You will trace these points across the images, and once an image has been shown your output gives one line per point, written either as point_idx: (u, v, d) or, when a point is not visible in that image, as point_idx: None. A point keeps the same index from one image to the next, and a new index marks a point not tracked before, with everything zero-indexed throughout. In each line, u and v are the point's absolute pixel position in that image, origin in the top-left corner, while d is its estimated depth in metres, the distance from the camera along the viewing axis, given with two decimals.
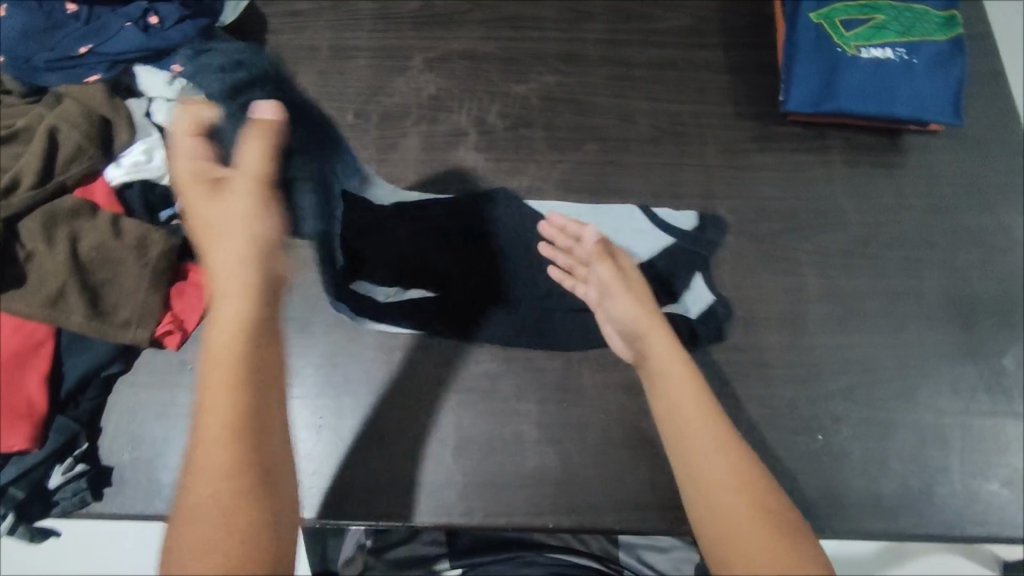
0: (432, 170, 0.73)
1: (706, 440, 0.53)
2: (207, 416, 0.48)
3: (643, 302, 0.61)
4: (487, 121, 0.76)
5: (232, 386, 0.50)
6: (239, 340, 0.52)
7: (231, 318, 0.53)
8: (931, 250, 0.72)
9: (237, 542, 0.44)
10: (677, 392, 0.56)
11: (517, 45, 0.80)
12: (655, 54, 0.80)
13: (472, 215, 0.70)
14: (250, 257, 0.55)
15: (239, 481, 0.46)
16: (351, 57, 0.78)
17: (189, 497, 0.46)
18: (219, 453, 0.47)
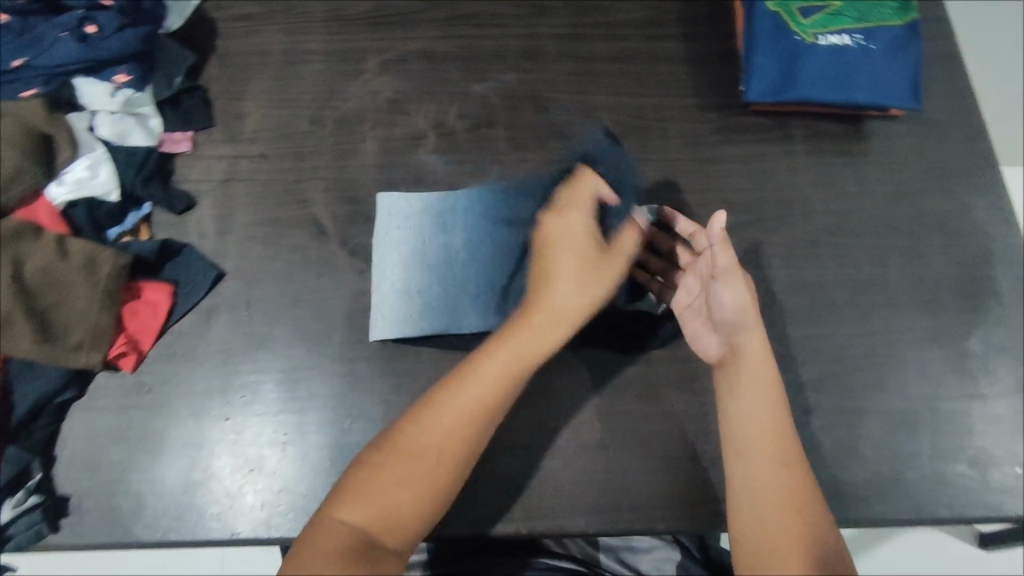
0: (393, 176, 0.72)
1: (766, 436, 0.55)
2: (465, 412, 0.53)
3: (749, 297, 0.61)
4: (446, 122, 0.75)
5: (494, 397, 0.54)
6: (526, 355, 0.55)
7: (532, 331, 0.56)
8: (896, 235, 0.72)
9: (400, 502, 0.51)
10: (749, 385, 0.57)
11: (475, 43, 0.78)
12: (616, 47, 0.79)
13: (436, 216, 0.69)
14: (586, 270, 0.59)
15: (425, 467, 0.52)
16: (303, 62, 0.76)
17: (389, 462, 0.52)
18: (468, 437, 0.53)
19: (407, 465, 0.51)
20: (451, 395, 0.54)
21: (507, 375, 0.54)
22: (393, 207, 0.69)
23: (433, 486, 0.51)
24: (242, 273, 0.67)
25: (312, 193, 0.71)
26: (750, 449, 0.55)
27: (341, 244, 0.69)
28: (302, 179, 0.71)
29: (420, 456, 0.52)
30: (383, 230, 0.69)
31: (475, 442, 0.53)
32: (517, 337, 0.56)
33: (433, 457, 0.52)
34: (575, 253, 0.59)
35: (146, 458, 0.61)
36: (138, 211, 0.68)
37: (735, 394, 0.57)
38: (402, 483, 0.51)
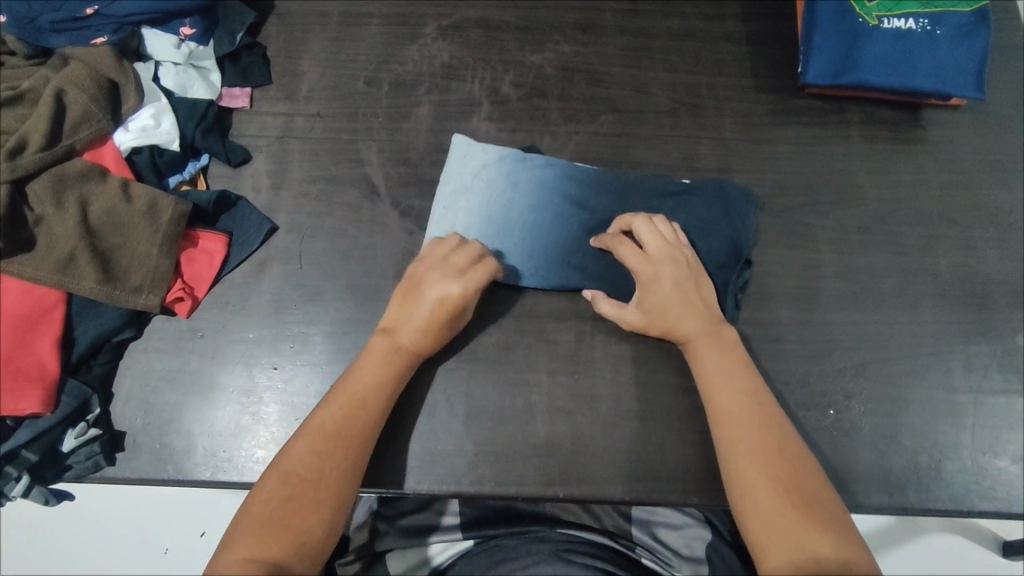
0: (446, 141, 0.72)
1: (739, 407, 0.55)
2: (334, 429, 0.53)
3: (648, 305, 0.60)
4: (500, 91, 0.75)
5: (359, 415, 0.54)
6: (382, 382, 0.57)
7: (391, 359, 0.58)
8: (950, 227, 0.71)
9: (301, 511, 0.49)
10: (702, 332, 0.59)
11: (532, 14, 0.78)
12: (673, 23, 0.79)
13: (506, 161, 0.68)
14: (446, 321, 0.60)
15: (308, 491, 0.50)
16: (361, 24, 0.77)
17: (273, 478, 0.50)
18: (343, 455, 0.52)
19: (286, 488, 0.49)
20: (317, 419, 0.54)
21: (364, 400, 0.55)
22: (469, 150, 0.69)
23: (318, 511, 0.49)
24: (295, 228, 0.69)
25: (365, 153, 0.71)
26: (724, 403, 0.55)
27: (392, 205, 0.69)
28: (356, 140, 0.72)
29: (297, 480, 0.50)
30: (455, 170, 0.69)
31: (349, 460, 0.52)
32: (371, 372, 0.57)
33: (314, 478, 0.50)
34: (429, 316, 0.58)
35: (197, 400, 0.63)
36: (197, 161, 0.69)
37: (699, 356, 0.58)
38: (295, 508, 0.49)
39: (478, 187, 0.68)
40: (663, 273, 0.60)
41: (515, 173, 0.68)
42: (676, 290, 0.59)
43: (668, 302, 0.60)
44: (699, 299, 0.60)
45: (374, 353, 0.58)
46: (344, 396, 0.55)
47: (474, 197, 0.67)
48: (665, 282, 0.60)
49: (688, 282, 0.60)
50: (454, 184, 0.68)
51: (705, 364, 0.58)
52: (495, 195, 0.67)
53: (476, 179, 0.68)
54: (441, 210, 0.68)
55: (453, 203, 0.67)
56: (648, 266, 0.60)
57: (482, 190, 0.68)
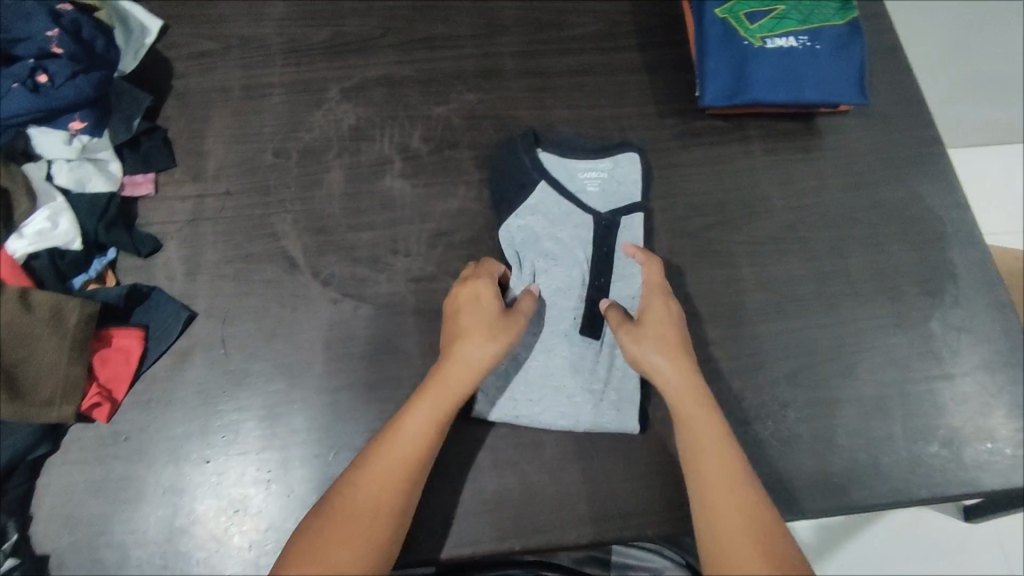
0: (361, 204, 0.71)
1: (716, 472, 0.54)
2: (403, 453, 0.54)
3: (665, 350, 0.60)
4: (410, 146, 0.75)
5: (428, 433, 0.55)
6: (462, 384, 0.57)
7: (445, 386, 0.57)
8: (855, 227, 0.74)
9: (362, 538, 0.50)
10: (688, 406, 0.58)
11: (433, 66, 0.79)
12: (573, 60, 0.81)
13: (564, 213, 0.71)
14: (485, 330, 0.58)
15: (363, 522, 0.51)
16: (263, 96, 0.76)
17: (335, 510, 0.51)
18: (407, 475, 0.53)
19: (347, 519, 0.51)
20: (388, 443, 0.54)
21: (444, 398, 0.56)
22: (630, 403, 0.65)
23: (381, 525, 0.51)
24: (214, 312, 0.67)
25: (279, 226, 0.70)
26: (705, 479, 0.54)
27: (312, 275, 0.68)
28: (269, 213, 0.71)
29: (357, 515, 0.51)
30: (626, 391, 0.65)
31: (412, 480, 0.53)
32: (455, 370, 0.57)
33: (377, 504, 0.52)
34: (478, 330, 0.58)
35: (127, 507, 0.60)
36: (103, 256, 0.67)
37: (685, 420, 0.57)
38: (358, 533, 0.50)
39: (570, 216, 0.71)
40: (659, 322, 0.61)
41: (607, 204, 0.72)
42: (664, 360, 0.59)
43: (660, 344, 0.60)
44: (682, 357, 0.60)
45: (441, 376, 0.57)
46: (406, 421, 0.56)
47: (552, 372, 0.65)
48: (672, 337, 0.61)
49: (679, 337, 0.61)
50: (562, 407, 0.64)
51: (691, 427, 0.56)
52: (554, 266, 0.69)
53: (572, 209, 0.71)
54: (567, 354, 0.66)
55: (601, 372, 0.66)
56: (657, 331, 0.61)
57: (555, 232, 0.70)
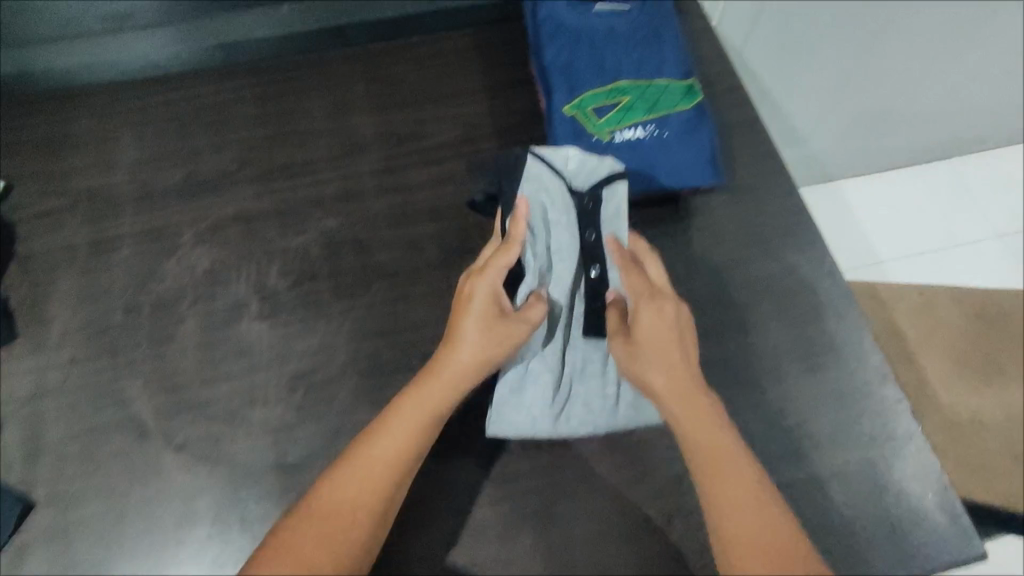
0: (216, 353, 0.68)
1: (730, 483, 0.52)
2: (397, 453, 0.54)
3: (666, 355, 0.59)
4: (267, 284, 0.72)
5: (422, 432, 0.56)
6: (453, 389, 0.57)
7: (442, 385, 0.57)
8: (730, 309, 0.73)
9: (338, 542, 0.51)
10: (688, 416, 0.56)
11: (291, 195, 0.78)
12: (434, 170, 0.80)
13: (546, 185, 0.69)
14: (490, 333, 0.58)
15: (345, 520, 0.52)
16: (111, 250, 0.74)
17: (314, 518, 0.51)
18: (394, 475, 0.54)
19: (329, 517, 0.51)
20: (384, 441, 0.55)
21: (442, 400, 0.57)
22: (639, 405, 0.67)
23: (352, 531, 0.51)
24: (56, 497, 0.62)
25: (128, 390, 0.66)
26: (718, 496, 0.52)
27: (163, 440, 0.64)
28: (117, 377, 0.67)
29: (340, 513, 0.52)
30: (638, 394, 0.66)
31: (400, 482, 0.54)
32: (454, 369, 0.58)
33: (359, 505, 0.52)
34: (480, 330, 0.58)
35: None
36: None
37: (685, 435, 0.56)
38: (338, 533, 0.51)
39: (555, 200, 0.69)
40: (654, 332, 0.60)
41: (586, 181, 0.71)
42: (664, 374, 0.58)
43: (655, 356, 0.59)
44: (678, 362, 0.59)
45: (439, 373, 0.58)
46: (397, 418, 0.56)
47: (556, 383, 0.65)
48: (664, 332, 0.60)
49: (678, 342, 0.59)
50: (581, 415, 0.66)
51: (698, 438, 0.55)
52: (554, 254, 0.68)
53: (547, 174, 0.69)
54: (569, 360, 0.68)
55: (605, 376, 0.67)
56: (652, 320, 0.60)
57: (550, 225, 0.68)
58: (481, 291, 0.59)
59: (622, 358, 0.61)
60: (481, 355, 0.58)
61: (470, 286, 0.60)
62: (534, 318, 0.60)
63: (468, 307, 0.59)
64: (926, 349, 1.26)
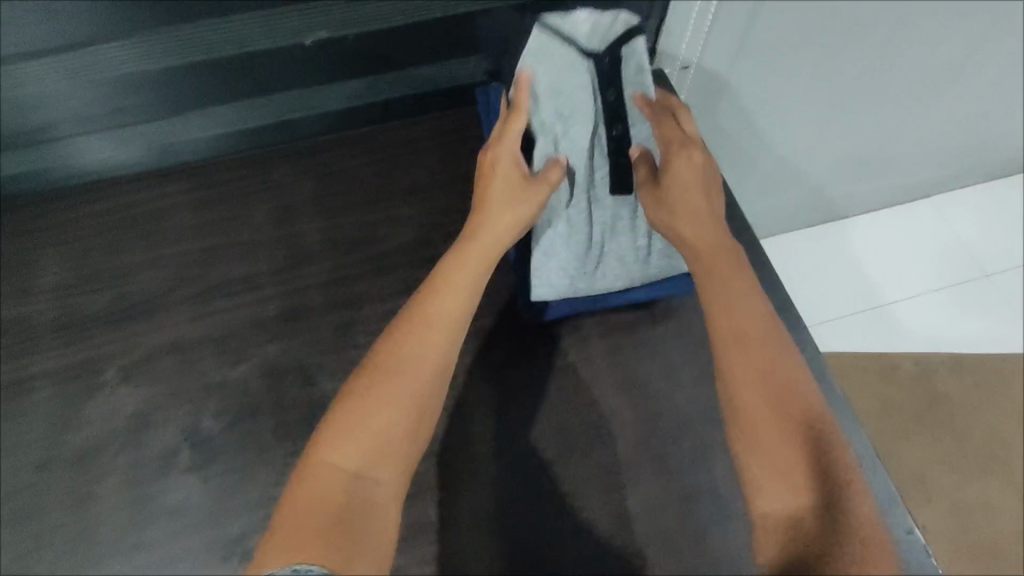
0: (140, 515, 0.61)
1: (769, 355, 0.51)
2: (450, 314, 0.54)
3: (696, 214, 0.60)
4: (201, 426, 0.65)
5: (467, 288, 0.55)
6: (492, 250, 0.58)
7: (484, 253, 0.58)
8: (718, 428, 0.66)
9: (404, 413, 0.49)
10: (734, 287, 0.54)
11: (229, 317, 0.71)
12: (386, 280, 0.74)
13: (565, 101, 0.65)
14: (519, 194, 0.60)
15: (406, 379, 0.50)
16: (24, 394, 0.66)
17: (375, 380, 0.50)
18: (447, 345, 0.52)
19: (388, 380, 0.50)
20: (436, 303, 0.54)
21: (480, 262, 0.57)
22: (670, 256, 0.71)
23: (425, 411, 0.50)
24: None
25: (40, 566, 0.59)
26: (729, 335, 0.52)
27: None
28: (31, 551, 0.60)
29: (398, 372, 0.50)
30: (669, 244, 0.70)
31: (450, 359, 0.53)
32: (488, 228, 0.59)
33: (412, 359, 0.51)
34: (511, 197, 0.60)
35: None
36: None
37: (702, 259, 0.57)
38: (394, 391, 0.49)
39: (569, 66, 0.64)
40: (682, 177, 0.61)
41: (602, 41, 0.65)
42: (682, 212, 0.60)
43: (684, 210, 0.60)
44: (711, 223, 0.59)
45: (481, 238, 0.58)
46: (445, 286, 0.55)
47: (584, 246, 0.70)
48: (688, 187, 0.61)
49: (705, 195, 0.61)
50: (614, 272, 0.71)
51: (717, 276, 0.55)
52: (571, 127, 0.66)
53: (573, 57, 0.64)
54: (597, 218, 0.70)
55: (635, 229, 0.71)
56: (683, 191, 0.60)
57: (556, 91, 0.64)
58: (508, 153, 0.61)
59: (650, 206, 0.62)
60: (516, 221, 0.59)
61: (496, 154, 0.61)
62: (552, 180, 0.62)
63: (495, 183, 0.60)
64: (926, 427, 1.24)
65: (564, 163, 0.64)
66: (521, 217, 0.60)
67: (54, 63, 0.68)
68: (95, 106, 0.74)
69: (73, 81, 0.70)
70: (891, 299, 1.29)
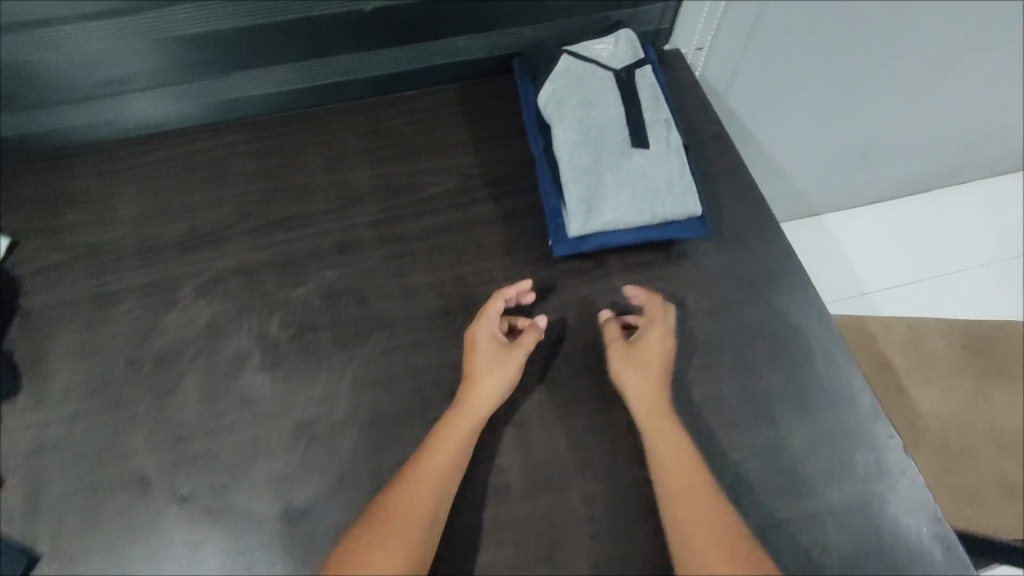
0: (217, 406, 0.69)
1: (704, 508, 0.61)
2: (436, 477, 0.62)
3: (655, 373, 0.69)
4: (268, 335, 0.73)
5: (454, 448, 0.64)
6: (479, 413, 0.66)
7: (467, 422, 0.65)
8: (722, 352, 0.75)
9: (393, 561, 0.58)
10: (671, 446, 0.65)
11: (291, 247, 0.80)
12: (429, 221, 0.83)
13: (591, 91, 0.82)
14: (498, 363, 0.68)
15: (396, 531, 0.59)
16: (113, 304, 0.75)
17: (372, 533, 0.59)
18: (435, 498, 0.61)
19: (381, 533, 0.59)
20: (426, 462, 0.63)
21: (465, 429, 0.65)
22: (684, 199, 0.78)
23: (411, 557, 0.59)
24: (57, 555, 0.63)
25: (131, 445, 0.67)
26: (676, 489, 0.63)
27: (166, 496, 0.65)
28: (122, 434, 0.68)
29: (390, 525, 0.59)
30: (683, 189, 0.78)
31: (437, 510, 0.61)
32: (471, 399, 0.66)
33: (403, 516, 0.60)
34: (492, 368, 0.68)
35: None
36: None
37: (652, 430, 0.66)
38: (386, 546, 0.58)
39: (594, 74, 0.83)
40: (652, 343, 0.70)
41: (620, 63, 0.85)
42: (640, 379, 0.68)
43: (645, 372, 0.69)
44: (664, 386, 0.69)
45: (465, 407, 0.66)
46: (435, 449, 0.64)
47: (609, 187, 0.77)
48: (658, 353, 0.70)
49: (666, 364, 0.70)
50: (636, 210, 0.77)
51: (660, 444, 0.65)
52: (595, 107, 0.81)
53: (594, 69, 0.83)
54: (624, 166, 0.78)
55: (657, 174, 0.78)
56: (650, 353, 0.70)
57: (583, 85, 0.82)
58: (490, 331, 0.70)
59: (620, 359, 0.70)
60: (494, 394, 0.66)
61: (477, 335, 0.70)
62: (531, 343, 0.69)
63: (478, 356, 0.69)
64: None
65: (542, 321, 0.72)
66: (500, 387, 0.67)
67: (119, 25, 0.74)
68: (151, 66, 0.80)
69: (135, 41, 0.76)
70: (873, 288, 1.36)
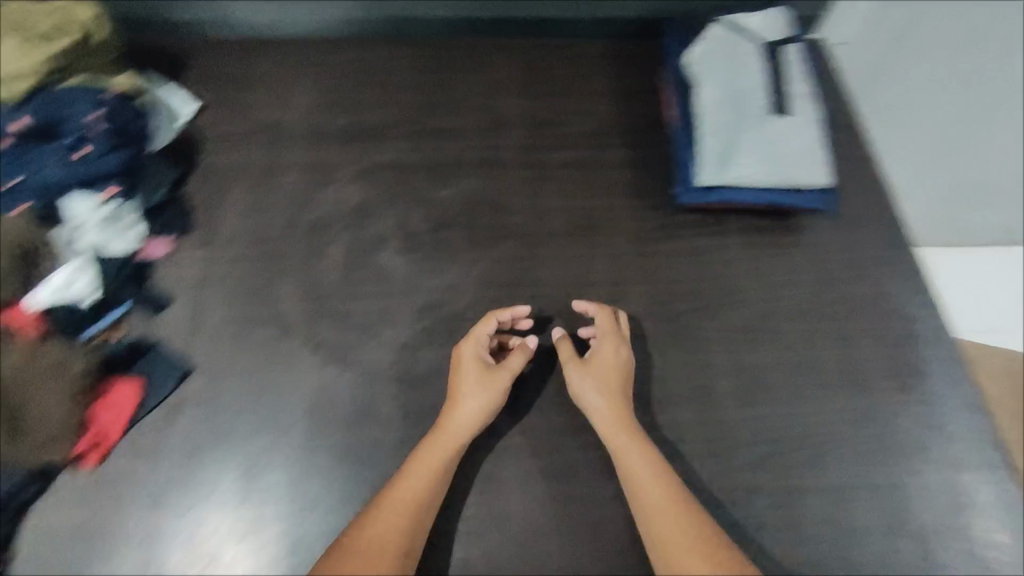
0: (358, 275, 0.77)
1: (687, 518, 0.62)
2: (420, 489, 0.63)
3: (613, 394, 0.69)
4: (408, 225, 0.81)
5: (437, 462, 0.64)
6: (456, 431, 0.66)
7: (448, 438, 0.66)
8: (826, 321, 0.78)
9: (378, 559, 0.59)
10: (645, 465, 0.65)
11: (438, 154, 0.87)
12: (565, 155, 0.88)
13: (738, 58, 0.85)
14: (481, 381, 0.68)
15: (378, 541, 0.60)
16: (278, 174, 0.84)
17: (356, 539, 0.60)
18: (418, 506, 0.62)
19: (364, 545, 0.59)
20: (409, 475, 0.64)
21: (450, 441, 0.66)
22: (815, 169, 0.81)
23: (397, 555, 0.60)
24: (208, 369, 0.72)
25: (280, 292, 0.76)
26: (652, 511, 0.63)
27: (304, 341, 0.73)
28: (273, 282, 0.77)
29: (375, 533, 0.60)
30: (815, 160, 0.81)
31: (421, 516, 0.62)
32: (451, 417, 0.67)
33: (387, 525, 0.60)
34: (476, 387, 0.68)
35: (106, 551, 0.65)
36: (113, 312, 0.73)
37: (614, 448, 0.66)
38: (370, 555, 0.59)
39: (743, 42, 0.86)
40: (599, 363, 0.70)
41: (772, 35, 0.87)
42: (598, 395, 0.68)
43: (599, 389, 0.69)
44: (620, 408, 0.68)
45: (445, 424, 0.67)
46: (418, 459, 0.65)
47: (744, 146, 0.80)
48: (608, 377, 0.70)
49: (620, 382, 0.70)
50: (767, 171, 0.80)
51: (627, 466, 0.65)
52: (739, 73, 0.84)
53: (744, 38, 0.87)
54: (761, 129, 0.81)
55: (792, 142, 0.81)
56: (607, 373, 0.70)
57: (731, 52, 0.86)
58: (473, 349, 0.71)
59: (577, 380, 0.70)
60: (484, 408, 0.67)
61: (461, 354, 0.70)
62: (519, 363, 0.70)
63: (458, 375, 0.69)
64: None
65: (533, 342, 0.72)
66: (494, 402, 0.68)
67: None
68: None
69: None
70: None
